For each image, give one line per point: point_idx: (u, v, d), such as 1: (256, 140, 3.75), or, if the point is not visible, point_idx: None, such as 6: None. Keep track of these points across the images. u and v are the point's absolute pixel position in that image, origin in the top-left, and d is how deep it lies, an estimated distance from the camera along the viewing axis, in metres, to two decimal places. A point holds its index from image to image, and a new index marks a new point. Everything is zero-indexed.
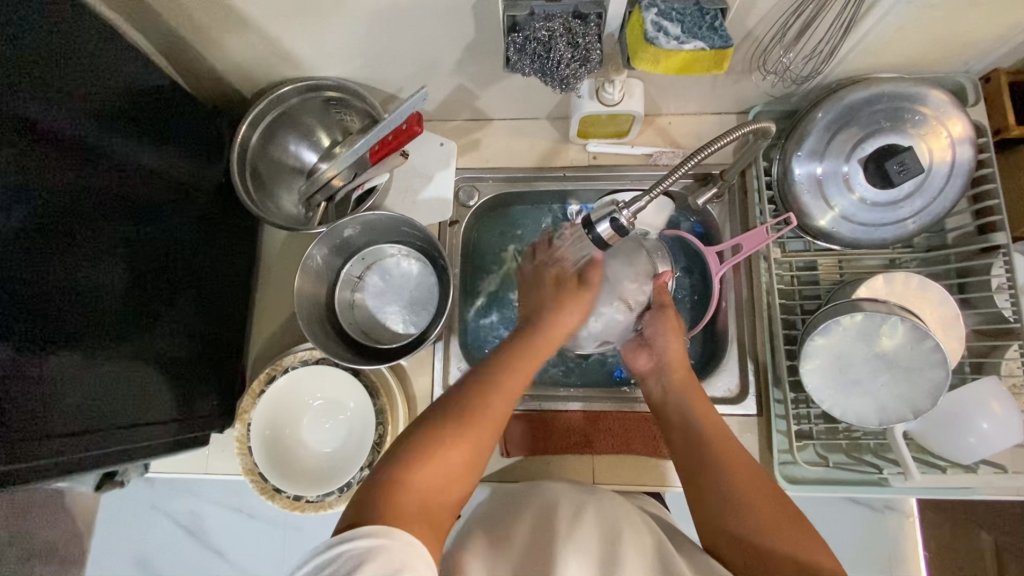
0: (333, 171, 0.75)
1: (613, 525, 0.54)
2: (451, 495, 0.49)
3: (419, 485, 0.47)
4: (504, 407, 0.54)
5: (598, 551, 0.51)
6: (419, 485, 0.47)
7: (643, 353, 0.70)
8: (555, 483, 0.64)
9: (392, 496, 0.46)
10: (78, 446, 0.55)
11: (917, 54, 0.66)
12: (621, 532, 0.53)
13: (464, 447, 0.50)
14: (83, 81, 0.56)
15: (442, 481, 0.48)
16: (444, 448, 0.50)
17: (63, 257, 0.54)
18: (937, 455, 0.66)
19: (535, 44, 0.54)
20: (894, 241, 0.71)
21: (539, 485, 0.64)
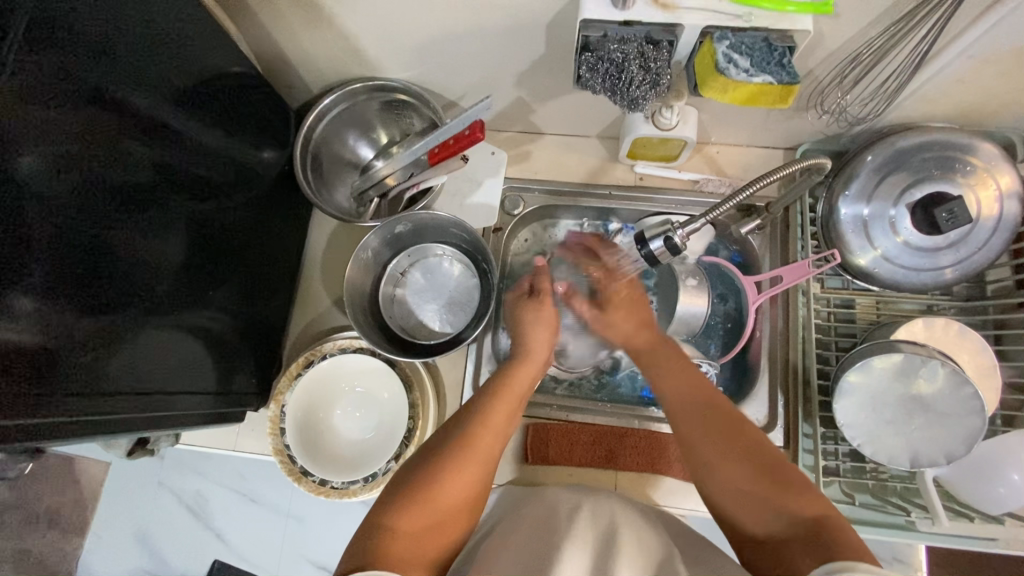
0: (388, 171, 0.78)
1: (615, 522, 0.54)
2: (439, 535, 0.52)
3: (411, 532, 0.50)
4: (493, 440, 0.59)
5: (594, 549, 0.51)
6: (407, 528, 0.50)
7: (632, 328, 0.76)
8: (558, 492, 0.61)
9: (384, 540, 0.48)
10: (130, 407, 0.56)
11: (972, 107, 0.67)
12: (638, 535, 0.53)
13: (451, 485, 0.54)
14: (168, 63, 0.58)
15: (431, 522, 0.51)
16: (427, 490, 0.53)
17: (129, 227, 0.55)
18: (966, 504, 0.66)
19: (607, 64, 0.57)
20: (932, 287, 0.72)
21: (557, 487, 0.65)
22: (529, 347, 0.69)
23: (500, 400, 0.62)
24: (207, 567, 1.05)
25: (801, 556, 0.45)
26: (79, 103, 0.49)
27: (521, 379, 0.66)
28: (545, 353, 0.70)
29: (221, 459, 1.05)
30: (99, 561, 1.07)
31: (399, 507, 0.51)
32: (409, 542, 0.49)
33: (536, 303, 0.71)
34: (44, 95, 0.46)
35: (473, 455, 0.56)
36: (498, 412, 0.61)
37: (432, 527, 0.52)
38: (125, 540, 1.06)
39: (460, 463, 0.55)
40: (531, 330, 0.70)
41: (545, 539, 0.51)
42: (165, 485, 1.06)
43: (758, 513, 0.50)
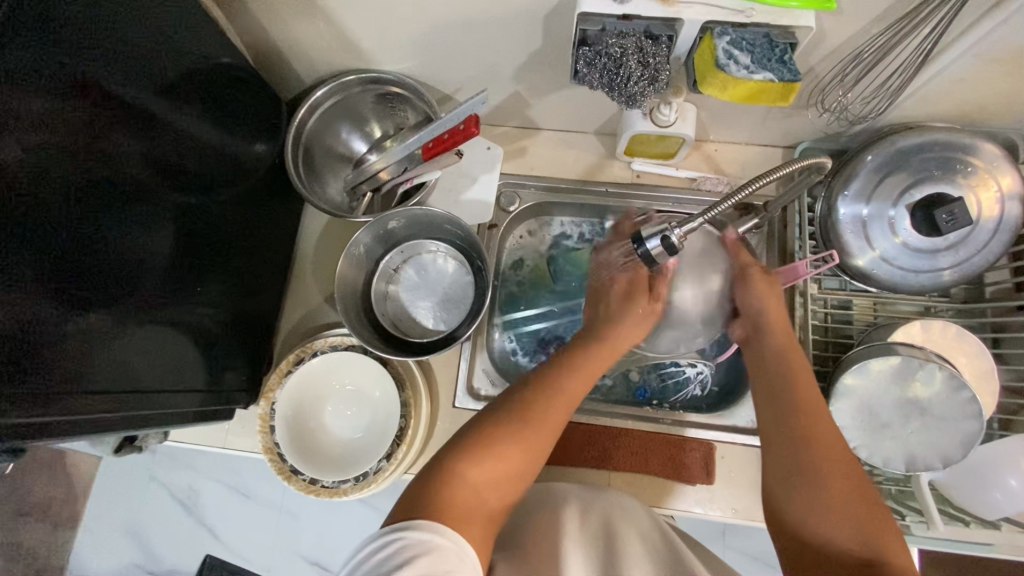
0: (381, 165, 0.77)
1: (613, 523, 0.56)
2: (505, 488, 0.50)
3: (474, 484, 0.48)
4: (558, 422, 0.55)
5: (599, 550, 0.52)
6: (473, 476, 0.48)
7: (738, 322, 0.67)
8: (562, 487, 0.63)
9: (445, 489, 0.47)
10: (116, 404, 0.55)
11: (973, 107, 0.66)
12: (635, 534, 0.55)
13: (523, 449, 0.52)
14: (156, 52, 0.57)
15: (502, 476, 0.49)
16: (493, 448, 0.51)
17: (116, 220, 0.54)
18: (961, 509, 0.65)
19: (605, 59, 0.56)
20: (931, 288, 0.71)
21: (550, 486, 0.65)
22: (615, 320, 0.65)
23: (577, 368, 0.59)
24: (198, 563, 1.04)
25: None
26: (66, 92, 0.48)
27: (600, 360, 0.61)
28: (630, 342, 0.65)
29: (213, 455, 1.05)
30: (88, 556, 1.06)
31: (474, 458, 0.49)
32: (472, 492, 0.47)
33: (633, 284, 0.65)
34: (29, 84, 0.45)
35: (543, 422, 0.54)
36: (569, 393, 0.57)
37: (494, 487, 0.49)
38: (115, 534, 1.06)
39: (532, 426, 0.53)
40: (624, 305, 0.65)
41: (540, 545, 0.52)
42: (156, 480, 1.05)
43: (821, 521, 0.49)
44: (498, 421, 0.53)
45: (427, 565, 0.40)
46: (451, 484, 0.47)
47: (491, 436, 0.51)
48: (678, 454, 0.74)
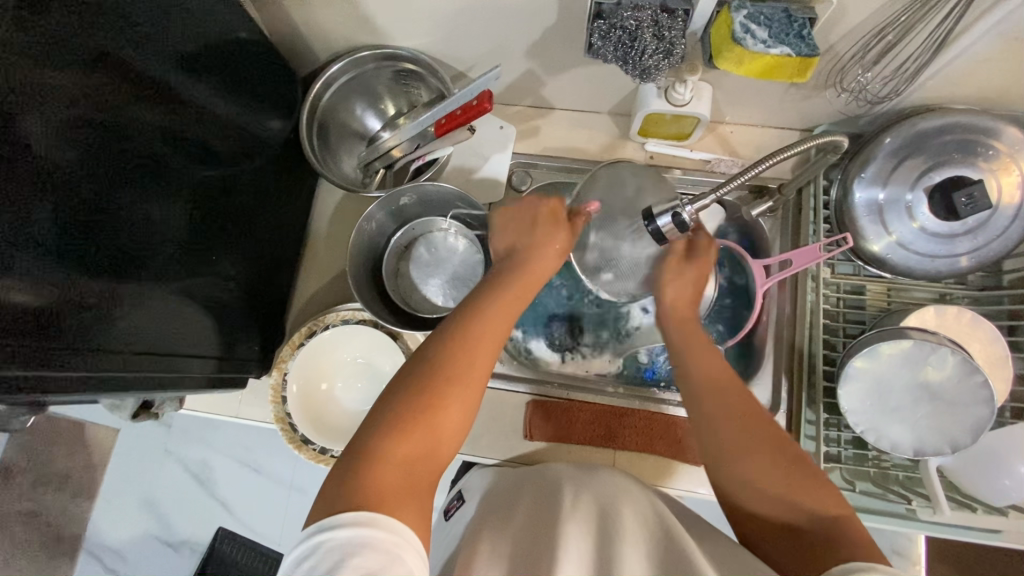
0: (395, 141, 0.77)
1: (612, 503, 0.53)
2: (452, 441, 0.51)
3: (404, 463, 0.47)
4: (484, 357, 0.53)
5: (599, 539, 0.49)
6: (401, 452, 0.48)
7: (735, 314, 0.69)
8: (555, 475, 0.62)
9: (370, 469, 0.46)
10: (136, 367, 0.57)
11: (998, 90, 0.65)
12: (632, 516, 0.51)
13: (455, 402, 0.51)
14: (175, 25, 0.58)
15: (427, 441, 0.49)
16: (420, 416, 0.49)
17: (135, 189, 0.55)
18: (969, 496, 0.65)
19: (619, 33, 0.55)
20: (947, 274, 0.70)
21: (547, 475, 0.63)
22: (538, 251, 0.60)
23: (502, 306, 0.56)
24: (210, 535, 1.07)
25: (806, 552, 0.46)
26: (84, 63, 0.49)
27: (522, 273, 0.60)
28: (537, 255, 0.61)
29: (226, 429, 1.07)
30: (105, 525, 1.09)
31: (390, 437, 0.48)
32: (401, 472, 0.46)
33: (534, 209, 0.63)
34: (50, 54, 0.46)
35: (471, 377, 0.52)
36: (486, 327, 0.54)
37: (426, 458, 0.49)
38: (131, 505, 1.09)
39: (447, 383, 0.51)
40: (541, 236, 0.61)
41: (538, 536, 0.51)
42: (172, 453, 1.08)
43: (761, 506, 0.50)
44: (420, 386, 0.50)
45: (364, 561, 0.40)
46: (376, 470, 0.46)
47: (414, 402, 0.50)
48: (683, 435, 0.75)
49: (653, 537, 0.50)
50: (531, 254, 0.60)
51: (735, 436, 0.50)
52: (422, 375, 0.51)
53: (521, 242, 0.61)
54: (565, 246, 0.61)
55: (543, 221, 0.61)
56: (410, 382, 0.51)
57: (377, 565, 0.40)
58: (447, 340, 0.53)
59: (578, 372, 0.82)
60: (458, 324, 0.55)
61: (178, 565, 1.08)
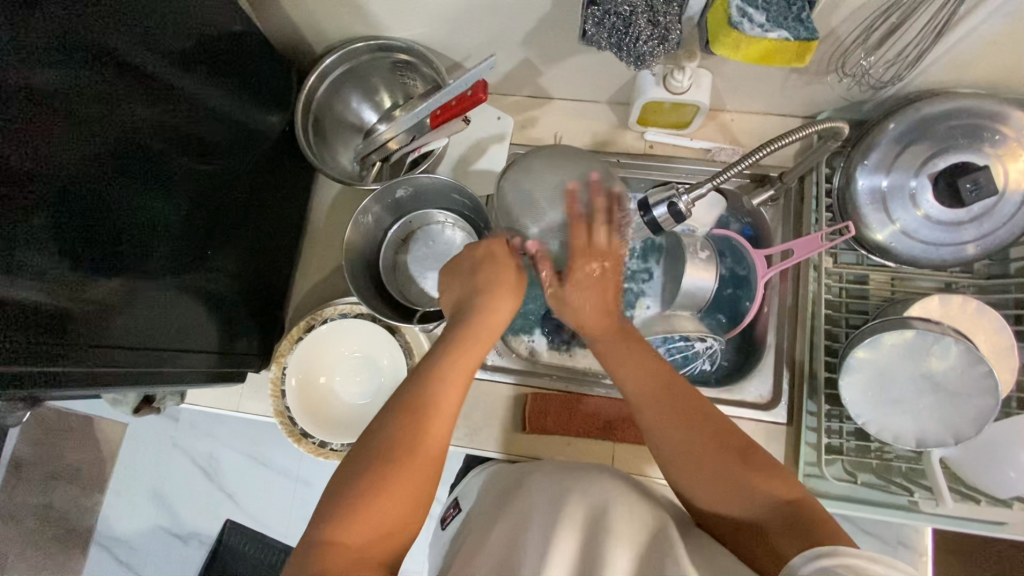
0: (390, 134, 0.76)
1: (606, 508, 0.51)
2: (411, 514, 0.50)
3: (360, 541, 0.46)
4: (444, 428, 0.53)
5: (586, 534, 0.48)
6: (350, 539, 0.46)
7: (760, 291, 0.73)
8: (534, 477, 0.59)
9: (322, 557, 0.45)
10: (137, 360, 0.57)
11: (1006, 73, 0.63)
12: (622, 512, 0.50)
13: (410, 477, 0.49)
14: (168, 18, 0.57)
15: (381, 520, 0.48)
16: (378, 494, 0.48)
17: (131, 185, 0.55)
18: (974, 487, 0.64)
19: (614, 19, 0.54)
20: (952, 263, 0.69)
21: (539, 467, 0.62)
22: (487, 298, 0.63)
23: (452, 363, 0.57)
24: (219, 527, 1.09)
25: (791, 537, 0.45)
26: (82, 60, 0.49)
27: (483, 333, 0.61)
28: (495, 311, 0.63)
29: (230, 423, 1.08)
30: (115, 519, 1.10)
31: (342, 517, 0.47)
32: (350, 559, 0.45)
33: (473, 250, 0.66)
34: (47, 52, 0.46)
35: (424, 450, 0.51)
36: (447, 396, 0.54)
37: (385, 536, 0.48)
38: (140, 498, 1.10)
39: (406, 454, 0.50)
40: (491, 285, 0.63)
41: (522, 537, 0.50)
42: (179, 447, 1.09)
43: (732, 504, 0.50)
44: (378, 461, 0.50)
45: None
46: (329, 554, 0.45)
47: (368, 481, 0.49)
48: None
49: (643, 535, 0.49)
50: (486, 312, 0.62)
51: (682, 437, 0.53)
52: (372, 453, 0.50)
53: (466, 294, 0.64)
54: (510, 287, 0.64)
55: (487, 266, 0.64)
56: (363, 463, 0.50)
57: None
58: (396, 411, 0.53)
59: (585, 362, 0.84)
60: (420, 390, 0.54)
61: (187, 558, 1.09)
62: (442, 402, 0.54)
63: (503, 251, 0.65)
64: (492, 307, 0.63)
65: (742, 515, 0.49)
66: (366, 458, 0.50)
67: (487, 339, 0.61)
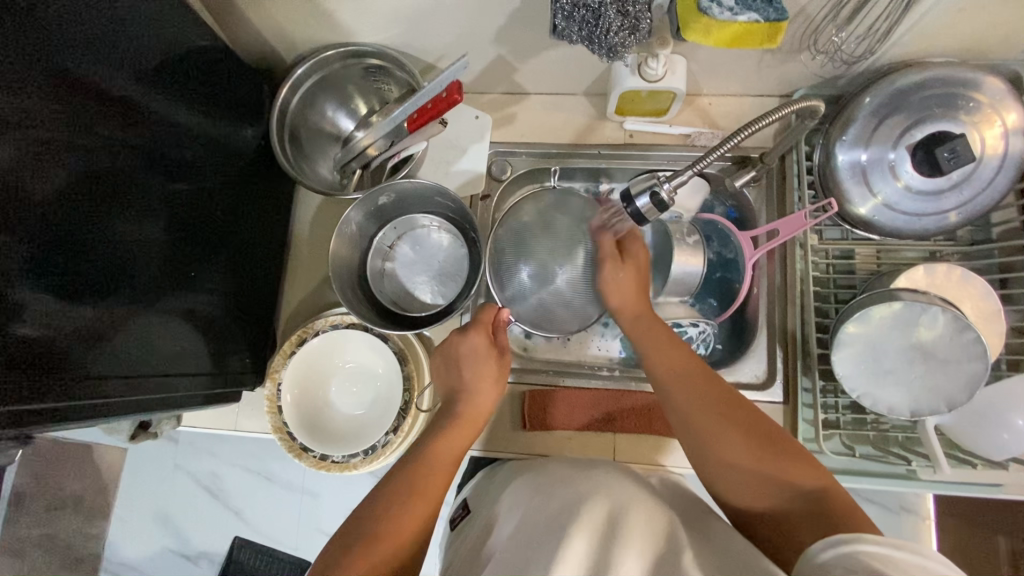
0: (369, 140, 0.74)
1: (619, 502, 0.52)
2: None
3: None
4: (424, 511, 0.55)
5: (600, 529, 0.49)
6: None
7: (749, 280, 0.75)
8: (520, 480, 0.61)
9: None
10: (129, 390, 0.56)
11: (978, 39, 0.63)
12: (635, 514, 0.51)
13: (391, 545, 0.51)
14: (133, 40, 0.56)
15: None
16: (367, 557, 0.50)
17: (109, 213, 0.54)
18: (970, 452, 0.65)
19: (583, 11, 0.54)
20: (936, 232, 0.69)
21: (544, 465, 0.62)
22: (473, 390, 0.65)
23: (443, 446, 0.61)
24: (227, 545, 1.08)
25: (810, 526, 0.47)
26: (42, 89, 0.47)
27: (471, 416, 0.64)
28: (484, 399, 0.65)
29: (232, 440, 1.08)
30: (122, 544, 1.10)
31: None
32: None
33: (467, 336, 0.67)
34: (8, 78, 0.44)
35: (403, 529, 0.53)
36: (429, 485, 0.57)
37: None
38: (147, 521, 1.09)
39: (385, 535, 0.52)
40: (475, 377, 0.66)
41: (530, 536, 0.50)
42: (182, 467, 1.09)
43: (758, 493, 0.51)
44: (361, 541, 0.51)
45: None
46: None
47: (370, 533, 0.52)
48: None
49: (650, 536, 0.49)
50: (476, 397, 0.65)
51: (705, 420, 0.54)
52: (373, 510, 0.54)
53: (455, 385, 0.66)
54: (496, 375, 0.66)
55: (470, 358, 0.66)
56: (363, 519, 0.54)
57: None
58: (402, 473, 0.58)
59: (583, 355, 0.84)
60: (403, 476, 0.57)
61: None
62: (424, 490, 0.56)
63: (485, 343, 0.67)
64: (479, 393, 0.65)
65: (759, 503, 0.51)
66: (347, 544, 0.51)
67: (475, 427, 0.65)
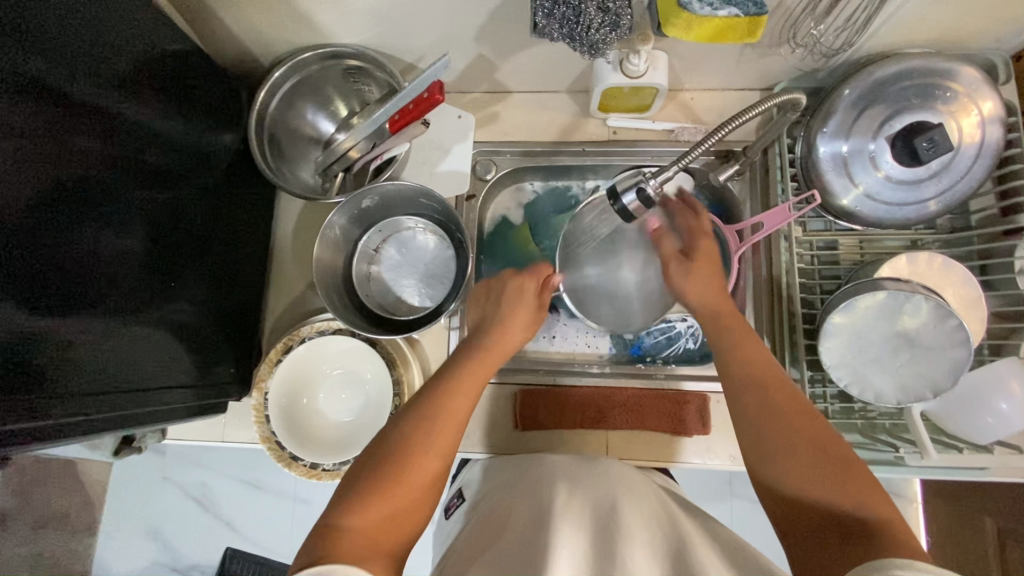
0: (350, 142, 0.73)
1: (615, 505, 0.52)
2: (420, 499, 0.51)
3: (368, 522, 0.47)
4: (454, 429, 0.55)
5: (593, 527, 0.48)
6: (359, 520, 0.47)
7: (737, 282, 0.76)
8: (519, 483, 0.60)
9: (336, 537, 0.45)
10: (107, 406, 0.54)
11: (953, 29, 0.64)
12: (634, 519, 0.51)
13: (428, 458, 0.52)
14: (101, 43, 0.54)
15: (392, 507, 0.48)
16: (403, 475, 0.50)
17: (80, 224, 0.52)
18: (954, 436, 0.67)
19: (564, 9, 0.53)
20: (916, 221, 0.70)
21: (537, 464, 0.62)
22: (503, 325, 0.66)
23: (474, 370, 0.61)
24: (219, 556, 1.06)
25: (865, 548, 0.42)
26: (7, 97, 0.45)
27: (502, 349, 0.65)
28: (515, 336, 0.67)
29: (221, 450, 1.06)
30: (110, 560, 1.07)
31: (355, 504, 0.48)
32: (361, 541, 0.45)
33: (517, 282, 0.70)
34: None
35: (435, 445, 0.53)
36: (463, 403, 0.57)
37: (393, 523, 0.48)
38: (136, 536, 1.07)
39: (422, 449, 0.52)
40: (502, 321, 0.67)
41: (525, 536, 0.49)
42: (170, 479, 1.07)
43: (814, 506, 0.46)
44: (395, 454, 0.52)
45: None
46: (343, 537, 0.45)
47: (387, 480, 0.50)
48: (674, 408, 0.75)
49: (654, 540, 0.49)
50: (504, 337, 0.66)
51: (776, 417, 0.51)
52: (387, 454, 0.52)
53: (489, 317, 0.68)
54: (529, 320, 0.68)
55: (510, 299, 0.69)
56: (380, 463, 0.51)
57: None
58: (418, 415, 0.55)
59: (573, 353, 0.83)
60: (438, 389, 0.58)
61: None
62: (457, 408, 0.56)
63: (532, 290, 0.70)
64: (508, 330, 0.66)
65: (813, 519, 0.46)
66: (383, 454, 0.52)
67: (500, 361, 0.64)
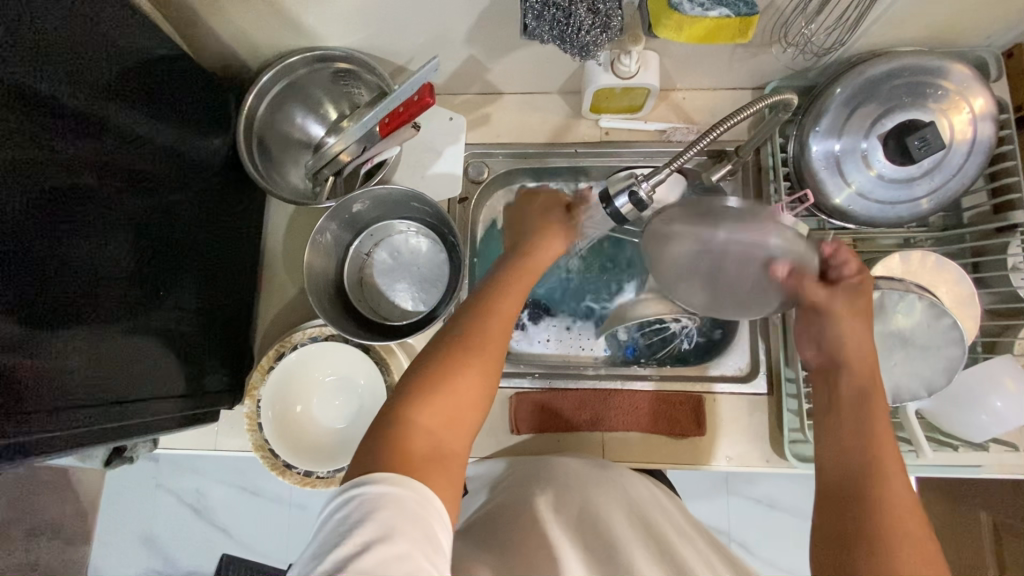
0: (341, 145, 0.73)
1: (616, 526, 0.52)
2: (477, 404, 0.48)
3: (431, 424, 0.45)
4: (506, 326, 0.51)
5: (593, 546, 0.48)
6: (425, 418, 0.45)
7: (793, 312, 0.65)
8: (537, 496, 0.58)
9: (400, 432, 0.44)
10: (98, 418, 0.54)
11: (944, 26, 0.64)
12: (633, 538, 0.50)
13: (481, 357, 0.48)
14: (89, 49, 0.53)
15: (451, 409, 0.46)
16: (460, 372, 0.47)
17: (67, 233, 0.51)
18: (948, 434, 0.67)
19: (554, 10, 0.53)
20: (909, 219, 0.70)
21: (536, 474, 0.62)
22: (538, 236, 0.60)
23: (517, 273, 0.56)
24: (215, 563, 1.05)
25: None
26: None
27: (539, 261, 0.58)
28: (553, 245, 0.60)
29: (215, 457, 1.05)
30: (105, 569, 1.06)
31: (418, 398, 0.46)
32: (426, 446, 0.44)
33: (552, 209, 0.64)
34: None
35: (486, 346, 0.49)
36: (509, 300, 0.53)
37: (453, 420, 0.46)
38: (129, 544, 1.06)
39: (475, 348, 0.48)
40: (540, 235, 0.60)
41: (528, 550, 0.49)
42: (164, 487, 1.06)
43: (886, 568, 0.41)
44: (449, 349, 0.48)
45: (384, 519, 0.39)
46: (406, 435, 0.44)
47: (445, 368, 0.47)
48: (671, 409, 0.75)
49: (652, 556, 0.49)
50: (544, 249, 0.59)
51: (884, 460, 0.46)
52: (440, 352, 0.48)
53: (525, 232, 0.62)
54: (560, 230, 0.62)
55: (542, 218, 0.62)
56: (438, 350, 0.49)
57: (400, 524, 0.39)
58: (469, 310, 0.51)
59: (569, 355, 0.83)
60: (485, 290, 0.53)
61: None
62: (505, 305, 0.52)
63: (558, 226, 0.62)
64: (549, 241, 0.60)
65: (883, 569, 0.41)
66: (440, 349, 0.48)
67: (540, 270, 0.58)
